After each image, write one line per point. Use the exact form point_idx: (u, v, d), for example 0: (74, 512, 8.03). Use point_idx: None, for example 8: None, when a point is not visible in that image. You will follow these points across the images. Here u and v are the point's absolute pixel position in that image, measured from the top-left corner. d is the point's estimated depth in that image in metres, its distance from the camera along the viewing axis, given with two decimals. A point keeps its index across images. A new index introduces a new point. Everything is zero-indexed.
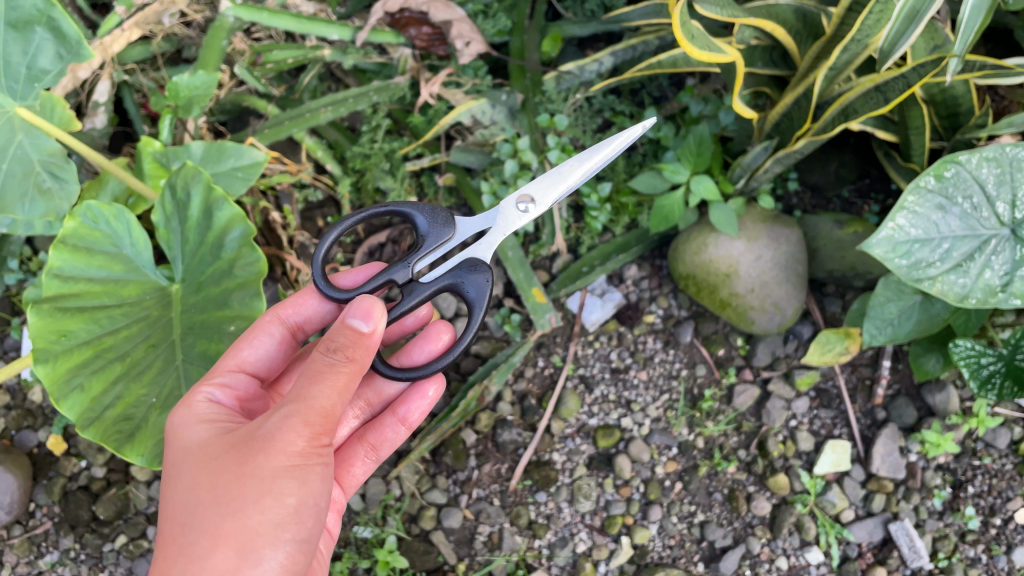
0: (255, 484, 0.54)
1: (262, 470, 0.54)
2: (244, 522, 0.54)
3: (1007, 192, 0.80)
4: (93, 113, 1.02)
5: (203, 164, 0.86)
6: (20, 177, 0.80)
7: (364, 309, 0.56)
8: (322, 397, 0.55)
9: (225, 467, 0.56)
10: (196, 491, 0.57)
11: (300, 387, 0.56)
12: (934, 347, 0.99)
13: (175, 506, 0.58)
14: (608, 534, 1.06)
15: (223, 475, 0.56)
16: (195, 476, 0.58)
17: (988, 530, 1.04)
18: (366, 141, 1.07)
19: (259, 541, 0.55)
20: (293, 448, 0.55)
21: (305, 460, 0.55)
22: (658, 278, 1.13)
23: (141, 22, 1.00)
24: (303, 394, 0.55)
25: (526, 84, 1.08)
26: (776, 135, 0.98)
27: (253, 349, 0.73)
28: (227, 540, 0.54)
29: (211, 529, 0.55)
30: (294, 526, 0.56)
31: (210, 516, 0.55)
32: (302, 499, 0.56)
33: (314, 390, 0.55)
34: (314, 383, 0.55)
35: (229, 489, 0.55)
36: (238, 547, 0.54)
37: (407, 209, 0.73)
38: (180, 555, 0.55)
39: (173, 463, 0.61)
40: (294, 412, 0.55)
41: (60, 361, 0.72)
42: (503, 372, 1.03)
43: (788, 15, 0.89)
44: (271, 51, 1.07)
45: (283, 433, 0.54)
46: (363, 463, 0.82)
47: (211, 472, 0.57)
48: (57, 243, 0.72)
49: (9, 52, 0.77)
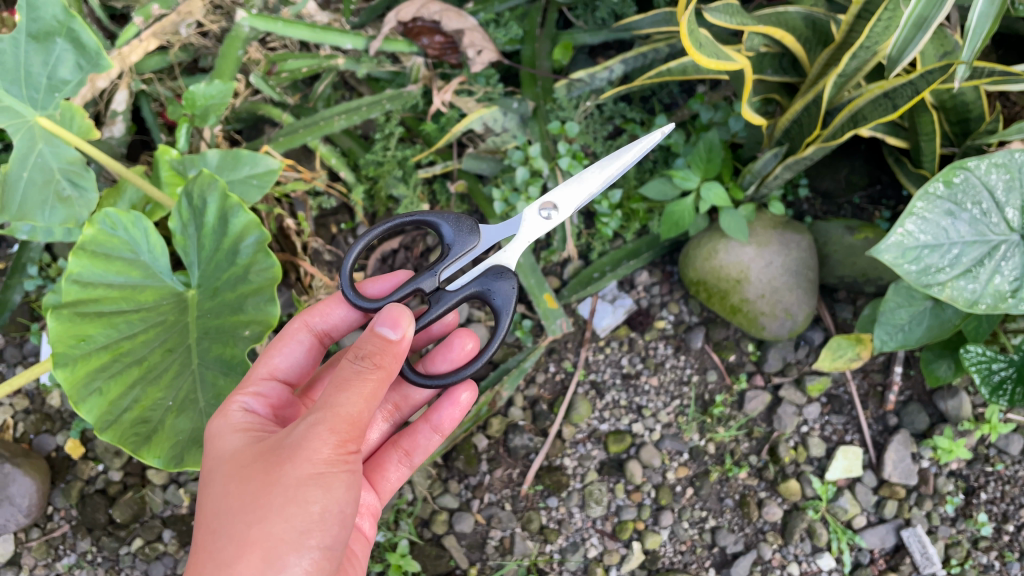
0: (281, 490, 0.55)
1: (288, 477, 0.55)
2: (269, 529, 0.55)
3: (1016, 198, 0.81)
4: (111, 122, 1.04)
5: (219, 172, 0.88)
6: (40, 185, 0.82)
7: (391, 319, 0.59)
8: (348, 403, 0.56)
9: (254, 475, 0.57)
10: (226, 498, 0.58)
11: (327, 395, 0.57)
12: (945, 353, 0.99)
13: (208, 514, 0.59)
14: (619, 540, 1.06)
15: (252, 483, 0.57)
16: (226, 483, 0.59)
17: (1000, 536, 1.03)
18: (378, 149, 1.09)
19: (285, 547, 0.55)
20: (319, 455, 0.55)
21: (330, 468, 0.56)
22: (668, 284, 1.13)
23: (158, 32, 1.02)
24: (330, 401, 0.56)
25: (537, 91, 1.09)
26: (785, 142, 0.99)
27: (284, 355, 0.75)
28: (252, 548, 0.54)
29: (238, 536, 0.55)
30: (320, 533, 0.56)
31: (237, 524, 0.56)
32: (327, 506, 0.56)
33: (341, 396, 0.56)
34: (342, 390, 0.56)
35: (256, 496, 0.56)
36: (264, 554, 0.54)
37: (433, 218, 0.74)
38: (208, 561, 0.55)
39: (207, 472, 0.62)
40: (320, 419, 0.56)
41: (80, 365, 0.73)
42: (515, 377, 1.03)
43: (797, 22, 0.90)
44: (286, 60, 1.08)
45: (310, 439, 0.55)
46: (397, 470, 0.82)
47: (242, 480, 0.58)
48: (77, 249, 0.73)
49: (30, 62, 0.79)
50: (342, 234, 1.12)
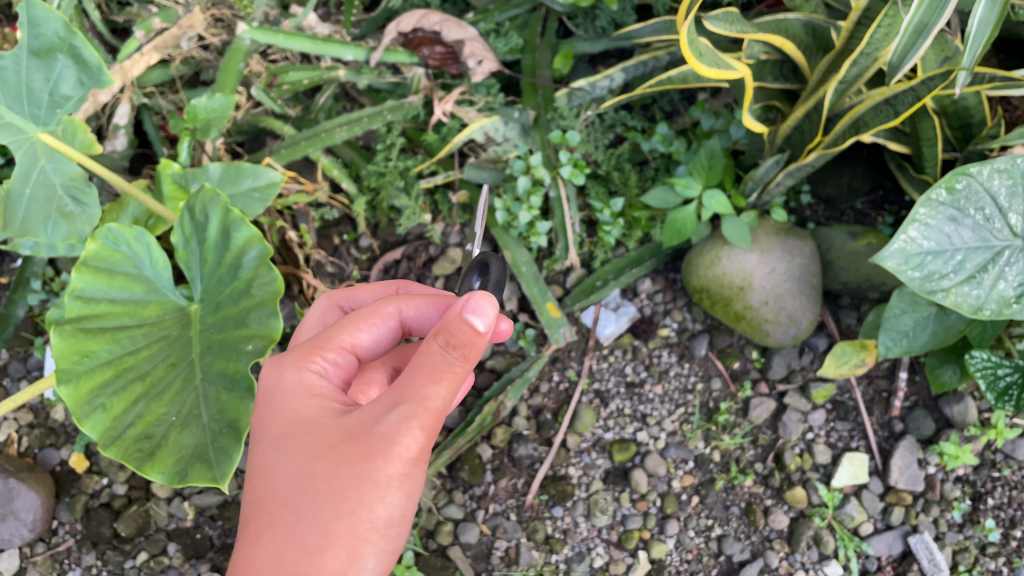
0: (372, 487, 0.53)
1: (380, 476, 0.53)
2: (355, 527, 0.53)
3: (1020, 203, 0.80)
4: (113, 136, 1.04)
5: (221, 185, 0.88)
6: (43, 202, 0.82)
7: (478, 306, 0.55)
8: (438, 397, 0.53)
9: (337, 460, 0.53)
10: (303, 482, 0.54)
11: (415, 382, 0.53)
12: (951, 358, 0.98)
13: (280, 489, 0.55)
14: (625, 549, 1.06)
15: (336, 470, 0.53)
16: (304, 460, 0.55)
17: (1009, 542, 1.03)
18: (380, 159, 1.09)
19: (362, 544, 0.53)
20: (410, 452, 0.53)
21: (416, 466, 0.54)
22: (672, 292, 1.13)
23: (160, 46, 1.02)
24: (421, 391, 0.53)
25: (538, 100, 1.09)
26: (787, 149, 0.99)
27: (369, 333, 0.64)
28: (336, 544, 0.52)
29: (321, 529, 0.53)
30: (395, 529, 0.55)
31: (320, 514, 0.53)
32: (406, 506, 0.55)
33: (431, 388, 0.53)
34: (436, 382, 0.53)
35: (341, 488, 0.53)
36: (348, 552, 0.53)
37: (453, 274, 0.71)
38: (286, 549, 0.53)
39: (275, 438, 0.57)
40: (414, 412, 0.53)
41: (83, 381, 0.73)
42: (519, 387, 1.04)
43: (797, 29, 0.90)
44: (287, 72, 1.09)
45: (403, 436, 0.52)
46: None
47: (322, 460, 0.54)
48: (79, 265, 0.73)
49: (32, 79, 0.79)
50: (345, 245, 1.12)
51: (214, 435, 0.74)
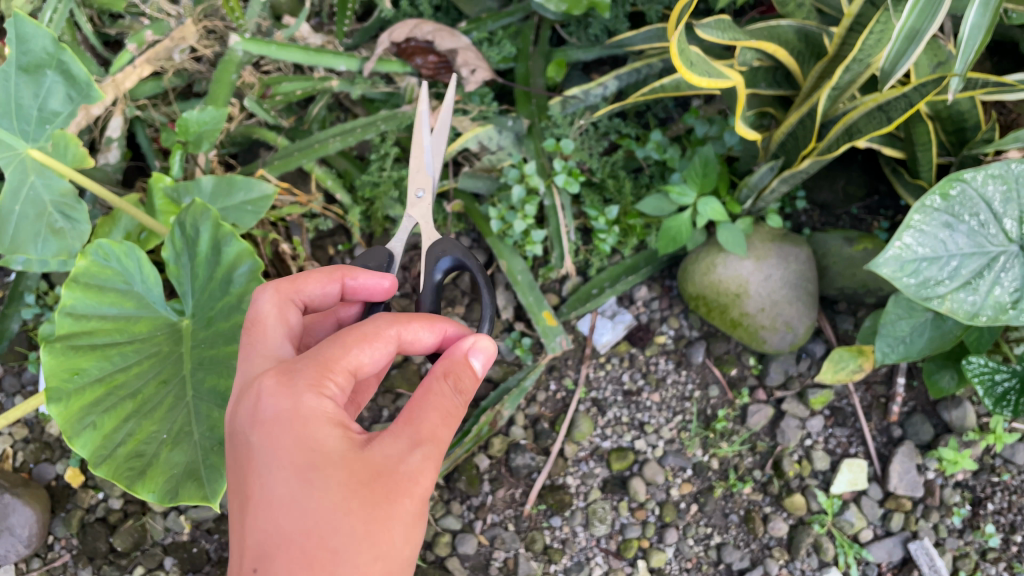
0: (401, 525, 0.52)
1: (408, 513, 0.52)
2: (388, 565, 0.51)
3: (1014, 208, 0.80)
4: (107, 148, 1.04)
5: (212, 199, 0.87)
6: (33, 219, 0.82)
7: (481, 348, 0.59)
8: (446, 437, 0.56)
9: (371, 497, 0.51)
10: (337, 520, 0.50)
11: (432, 423, 0.55)
12: (948, 364, 0.98)
13: (307, 528, 0.50)
14: (624, 558, 1.06)
15: (371, 506, 0.51)
16: (335, 496, 0.51)
17: (1009, 547, 1.02)
18: (375, 169, 1.09)
19: None
20: (429, 490, 0.54)
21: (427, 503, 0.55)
22: (668, 299, 1.13)
23: (152, 58, 1.02)
24: (437, 432, 0.55)
25: (532, 109, 1.09)
26: (781, 155, 0.98)
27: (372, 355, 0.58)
28: None
29: (363, 566, 0.50)
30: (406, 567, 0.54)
31: (359, 553, 0.50)
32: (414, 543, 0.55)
33: (443, 428, 0.55)
34: (448, 424, 0.56)
35: (378, 525, 0.51)
36: None
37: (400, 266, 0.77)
38: None
39: (292, 470, 0.52)
40: (435, 451, 0.54)
41: (73, 400, 0.72)
42: (515, 396, 1.04)
43: (790, 35, 0.89)
44: (280, 83, 1.08)
45: (428, 474, 0.53)
46: None
47: (356, 496, 0.51)
48: (69, 281, 0.72)
49: (21, 95, 0.79)
50: (339, 256, 1.11)
51: (206, 453, 0.75)
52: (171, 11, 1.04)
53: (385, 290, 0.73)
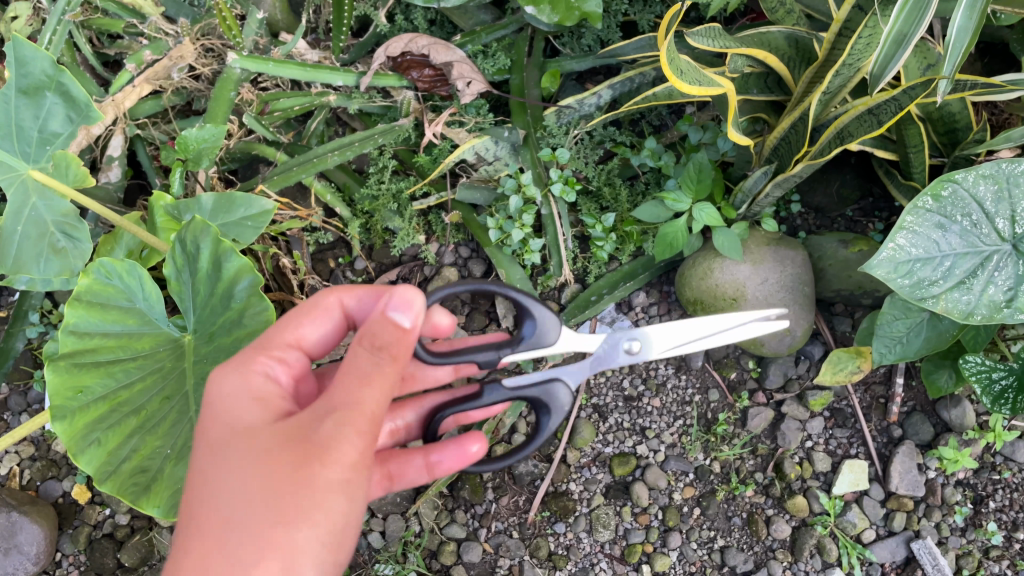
0: (310, 494, 0.55)
1: (321, 479, 0.55)
2: (294, 536, 0.54)
3: (1006, 208, 0.81)
4: (108, 167, 1.05)
5: (213, 215, 0.88)
6: (35, 239, 0.82)
7: (407, 301, 0.59)
8: (371, 400, 0.57)
9: (278, 466, 0.55)
10: (246, 492, 0.55)
11: (348, 389, 0.57)
12: (946, 363, 0.98)
13: (216, 502, 0.57)
14: (629, 563, 1.07)
15: (276, 477, 0.55)
16: (252, 476, 0.56)
17: (1011, 544, 1.03)
18: (373, 183, 1.10)
19: (296, 565, 0.54)
20: (349, 459, 0.55)
21: (356, 473, 0.56)
22: (667, 304, 1.14)
23: (150, 78, 1.04)
24: (354, 396, 0.56)
25: (527, 120, 1.10)
26: (774, 160, 1.00)
27: (313, 327, 0.70)
28: (274, 554, 0.54)
29: (259, 537, 0.54)
30: (336, 545, 0.57)
31: (258, 522, 0.55)
32: (346, 513, 0.57)
33: (363, 390, 0.57)
34: (367, 387, 0.57)
35: (278, 493, 0.55)
36: (284, 565, 0.54)
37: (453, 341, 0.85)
38: (224, 560, 0.54)
39: (219, 444, 0.59)
40: (348, 419, 0.56)
41: (77, 417, 0.73)
42: (517, 404, 1.04)
43: (780, 41, 0.91)
44: (278, 99, 1.10)
45: (341, 443, 0.55)
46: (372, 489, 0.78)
47: (264, 465, 0.56)
48: (72, 301, 0.73)
49: (22, 117, 0.81)
50: (341, 268, 1.13)
51: None
52: (169, 30, 1.05)
53: (445, 326, 0.79)
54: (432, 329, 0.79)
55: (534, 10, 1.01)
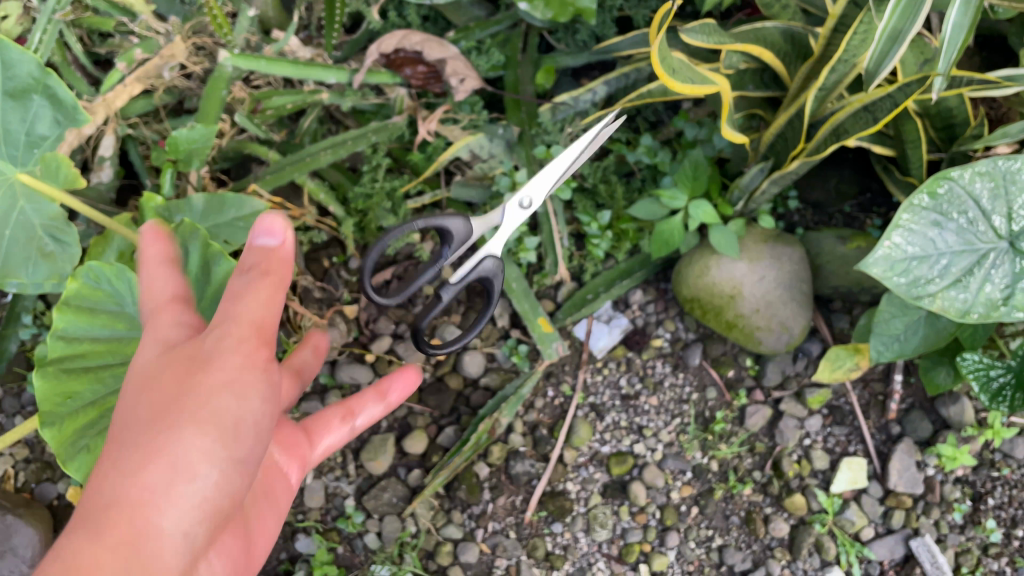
0: (195, 392, 0.49)
1: (216, 372, 0.50)
2: (171, 443, 0.47)
3: (1003, 205, 0.80)
4: (99, 167, 1.04)
5: (205, 216, 0.86)
6: (23, 242, 0.82)
7: (269, 224, 0.57)
8: (251, 309, 0.53)
9: (159, 382, 0.51)
10: (134, 412, 0.51)
11: (227, 308, 0.54)
12: (944, 360, 0.97)
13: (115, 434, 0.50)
14: (626, 562, 1.06)
15: (157, 389, 0.51)
16: (133, 404, 0.51)
17: (1011, 542, 1.02)
18: (367, 181, 1.09)
19: (180, 478, 0.47)
20: (230, 361, 0.51)
21: (243, 371, 0.51)
22: (663, 302, 1.12)
23: (142, 76, 1.02)
24: (230, 311, 0.53)
25: (522, 117, 1.09)
26: (771, 157, 0.99)
27: (156, 278, 0.64)
28: (155, 459, 0.47)
29: (139, 446, 0.48)
30: (231, 445, 0.49)
31: (136, 440, 0.48)
32: (241, 412, 0.50)
33: (239, 305, 0.53)
34: (239, 299, 0.53)
35: (161, 407, 0.49)
36: (172, 465, 0.47)
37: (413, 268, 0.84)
38: (111, 468, 0.48)
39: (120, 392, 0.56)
40: (228, 331, 0.52)
41: (67, 423, 0.72)
42: (513, 404, 1.04)
43: (776, 36, 0.90)
44: (270, 97, 1.08)
45: (218, 351, 0.51)
46: (334, 431, 0.81)
47: (149, 384, 0.52)
48: (60, 305, 0.72)
49: (8, 119, 0.80)
50: (335, 268, 1.12)
51: None
52: (159, 28, 1.04)
53: (314, 357, 0.86)
54: (315, 361, 0.86)
55: (528, 6, 1.00)
